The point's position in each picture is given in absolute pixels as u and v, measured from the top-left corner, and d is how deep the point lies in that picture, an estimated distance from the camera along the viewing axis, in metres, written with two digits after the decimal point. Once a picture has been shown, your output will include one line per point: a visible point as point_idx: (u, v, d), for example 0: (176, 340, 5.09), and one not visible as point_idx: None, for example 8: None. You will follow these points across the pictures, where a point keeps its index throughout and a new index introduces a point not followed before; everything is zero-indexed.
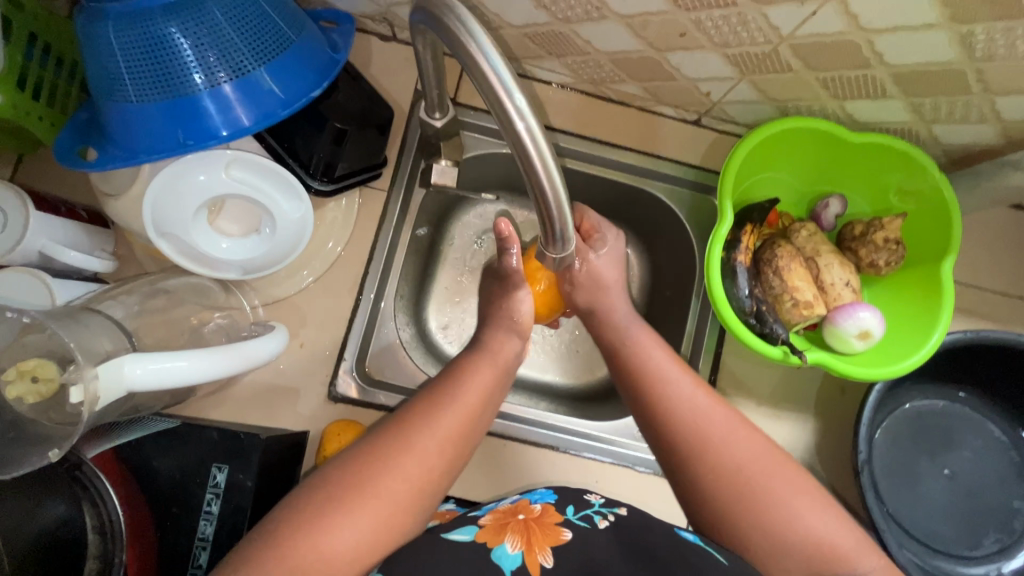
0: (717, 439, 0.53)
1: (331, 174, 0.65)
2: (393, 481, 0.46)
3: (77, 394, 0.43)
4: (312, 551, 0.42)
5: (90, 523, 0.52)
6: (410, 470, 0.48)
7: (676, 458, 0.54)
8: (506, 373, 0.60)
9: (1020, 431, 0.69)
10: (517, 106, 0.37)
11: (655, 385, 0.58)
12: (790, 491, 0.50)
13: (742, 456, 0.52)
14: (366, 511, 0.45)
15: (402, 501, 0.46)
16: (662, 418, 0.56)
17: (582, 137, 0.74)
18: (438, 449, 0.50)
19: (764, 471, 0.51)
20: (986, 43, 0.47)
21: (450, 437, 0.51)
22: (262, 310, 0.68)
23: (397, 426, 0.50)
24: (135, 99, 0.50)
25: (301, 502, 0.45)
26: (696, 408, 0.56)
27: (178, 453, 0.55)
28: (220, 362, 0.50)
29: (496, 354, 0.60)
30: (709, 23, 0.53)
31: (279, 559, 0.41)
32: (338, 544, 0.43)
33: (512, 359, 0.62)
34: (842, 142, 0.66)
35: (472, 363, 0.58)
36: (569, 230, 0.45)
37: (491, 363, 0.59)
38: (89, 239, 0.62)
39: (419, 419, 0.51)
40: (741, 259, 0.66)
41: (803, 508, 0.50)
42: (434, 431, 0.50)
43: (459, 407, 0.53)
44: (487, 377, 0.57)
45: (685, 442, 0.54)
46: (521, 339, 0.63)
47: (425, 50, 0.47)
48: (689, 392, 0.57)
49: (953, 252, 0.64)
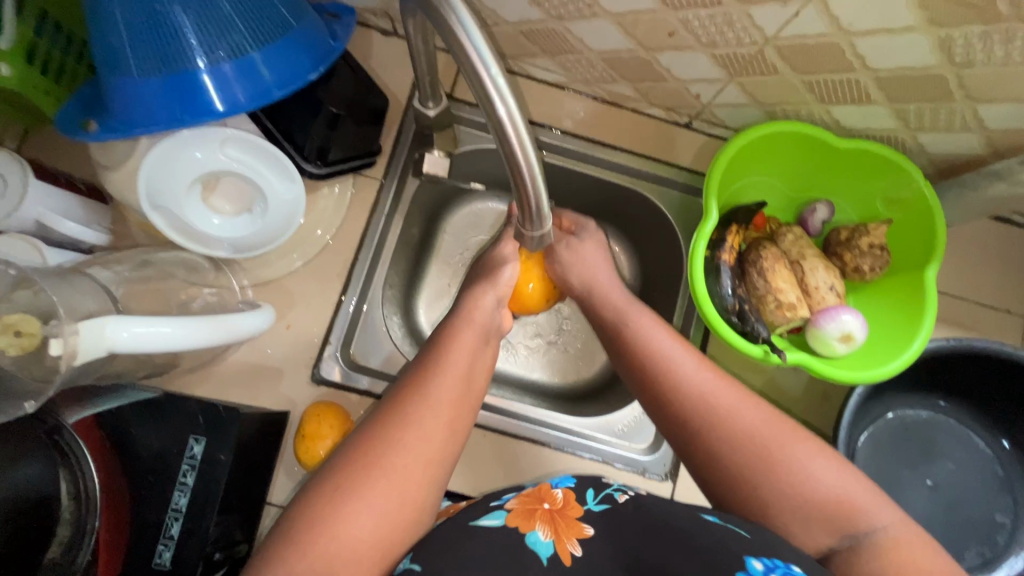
0: (723, 398, 0.52)
1: (325, 158, 0.67)
2: (399, 459, 0.46)
3: (56, 347, 0.44)
4: (331, 542, 0.41)
5: (65, 488, 0.52)
6: (414, 444, 0.47)
7: (684, 423, 0.52)
8: (487, 338, 0.59)
9: (1002, 441, 0.69)
10: (497, 86, 0.37)
11: (651, 352, 0.56)
12: (804, 447, 0.49)
13: (750, 409, 0.51)
14: (378, 495, 0.44)
15: (413, 478, 0.46)
16: (664, 383, 0.54)
17: (575, 136, 0.76)
18: (432, 415, 0.49)
19: (774, 430, 0.50)
20: (965, 47, 0.48)
21: (447, 404, 0.50)
22: (250, 291, 0.69)
23: (388, 405, 0.50)
24: (136, 73, 0.52)
25: (308, 498, 0.44)
26: (697, 370, 0.54)
27: (157, 423, 0.55)
28: (201, 331, 0.51)
29: (475, 320, 0.59)
30: (696, 22, 0.55)
31: (295, 556, 0.40)
32: (355, 532, 0.42)
33: (491, 326, 0.61)
34: (829, 148, 0.67)
35: (456, 333, 0.57)
36: (546, 210, 0.45)
37: (474, 329, 0.58)
38: (86, 212, 0.64)
39: (409, 394, 0.50)
40: (726, 258, 0.66)
41: (814, 452, 0.49)
42: (429, 402, 0.50)
43: (450, 375, 0.52)
44: (471, 344, 0.56)
45: (690, 405, 0.52)
46: (497, 301, 0.62)
47: (416, 34, 0.48)
48: (690, 355, 0.55)
49: (937, 259, 0.65)
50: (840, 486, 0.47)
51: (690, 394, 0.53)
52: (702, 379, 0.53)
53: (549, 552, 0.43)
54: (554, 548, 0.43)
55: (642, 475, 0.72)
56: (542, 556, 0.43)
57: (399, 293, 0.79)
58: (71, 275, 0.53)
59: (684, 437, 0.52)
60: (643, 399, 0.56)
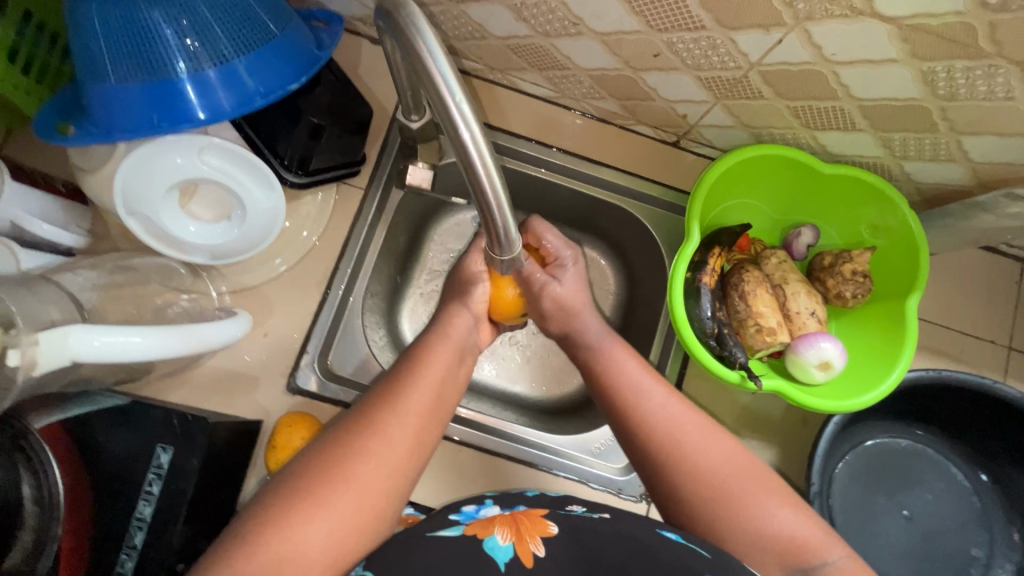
0: (688, 433, 0.53)
1: (305, 167, 0.66)
2: (363, 466, 0.46)
3: (14, 359, 0.43)
4: (285, 544, 0.41)
5: (28, 493, 0.52)
6: (378, 452, 0.47)
7: (648, 458, 0.53)
8: (462, 357, 0.60)
9: (982, 474, 0.68)
10: (463, 113, 0.36)
11: (622, 382, 0.57)
12: (762, 484, 0.50)
13: (712, 447, 0.52)
14: (338, 499, 0.43)
15: (375, 485, 0.46)
16: (634, 414, 0.55)
17: (563, 151, 0.75)
18: (403, 427, 0.50)
19: (736, 466, 0.51)
20: (948, 81, 0.48)
21: (416, 416, 0.51)
22: (229, 297, 0.69)
23: (356, 415, 0.50)
24: (116, 80, 0.51)
25: (266, 500, 0.43)
26: (666, 403, 0.55)
27: (125, 430, 0.55)
28: (170, 341, 0.50)
29: (451, 337, 0.61)
30: (681, 45, 0.54)
31: (246, 556, 0.39)
32: (311, 535, 0.42)
33: (467, 344, 0.62)
34: (815, 173, 0.67)
35: (429, 350, 0.58)
36: (515, 233, 0.45)
37: (448, 347, 0.59)
38: (64, 214, 0.63)
39: (379, 404, 0.51)
40: (706, 280, 0.66)
41: (769, 494, 0.49)
42: (399, 412, 0.50)
43: (422, 388, 0.53)
44: (445, 361, 0.57)
45: (656, 439, 0.53)
46: (474, 320, 0.65)
47: (393, 49, 0.47)
48: (660, 388, 0.57)
49: (920, 288, 0.64)
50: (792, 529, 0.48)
51: (659, 425, 0.53)
52: (670, 412, 0.54)
53: (507, 556, 0.43)
54: (513, 551, 0.43)
55: (617, 495, 0.72)
56: (501, 561, 0.43)
57: (381, 303, 0.78)
58: (39, 282, 0.52)
59: (649, 470, 0.53)
60: (615, 429, 0.57)
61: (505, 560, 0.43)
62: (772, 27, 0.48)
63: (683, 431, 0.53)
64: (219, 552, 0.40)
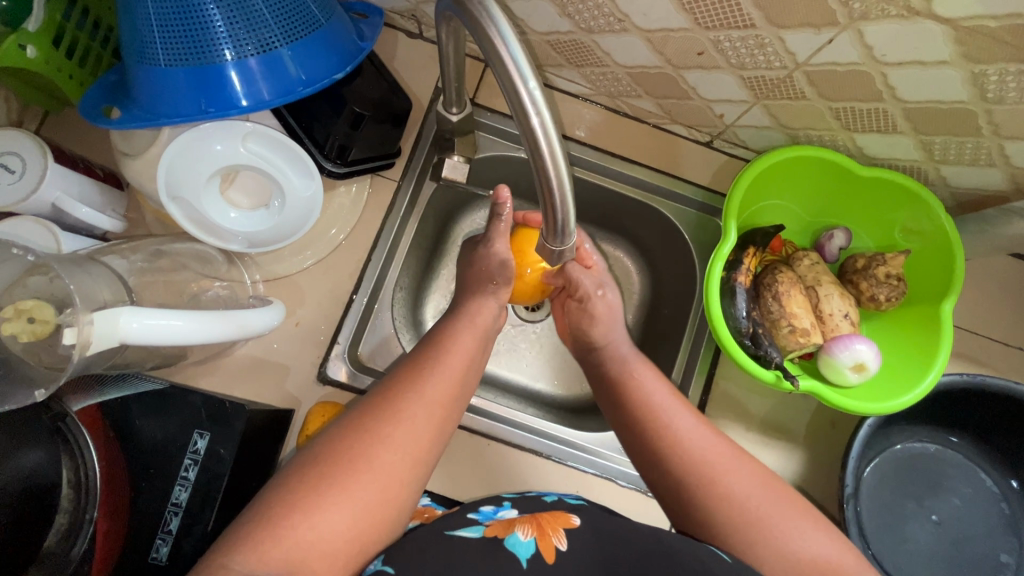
0: (719, 460, 0.52)
1: (345, 157, 0.67)
2: (386, 454, 0.45)
3: (72, 337, 0.44)
4: (307, 530, 0.40)
5: (66, 475, 0.52)
6: (403, 441, 0.47)
7: (678, 483, 0.52)
8: (484, 344, 0.60)
9: (1011, 481, 0.68)
10: (532, 97, 0.37)
11: (652, 405, 0.56)
12: (792, 509, 0.50)
13: (743, 475, 0.51)
14: (362, 487, 0.43)
15: (398, 472, 0.45)
16: (665, 440, 0.54)
17: (596, 149, 0.75)
18: (427, 418, 0.49)
19: (764, 489, 0.50)
20: (998, 84, 0.48)
21: (439, 406, 0.50)
22: (262, 286, 0.69)
23: (380, 398, 0.50)
24: (164, 64, 0.51)
25: (290, 482, 0.43)
26: (698, 430, 0.54)
27: (162, 415, 0.54)
28: (214, 326, 0.50)
29: (477, 325, 0.59)
30: (727, 44, 0.54)
31: (269, 541, 0.39)
32: (333, 522, 0.42)
33: (490, 332, 0.61)
34: (851, 175, 0.67)
35: (453, 335, 0.57)
36: (570, 223, 0.45)
37: (472, 333, 0.59)
38: (103, 198, 0.63)
39: (404, 389, 0.50)
40: (741, 279, 0.66)
41: (799, 520, 0.49)
42: (423, 400, 0.50)
43: (445, 376, 0.52)
44: (469, 348, 0.57)
45: (687, 464, 0.52)
46: (499, 307, 0.63)
47: (448, 38, 0.48)
48: (691, 414, 0.56)
49: (955, 293, 0.64)
50: (819, 554, 0.47)
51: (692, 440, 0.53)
52: (701, 440, 0.53)
53: (528, 552, 0.44)
54: (535, 547, 0.44)
55: (645, 494, 0.71)
56: (522, 558, 0.43)
57: (408, 295, 0.78)
58: (88, 261, 0.53)
59: (678, 495, 0.52)
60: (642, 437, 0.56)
61: (528, 556, 0.44)
62: (823, 27, 0.48)
63: (714, 449, 0.53)
64: (239, 536, 0.40)
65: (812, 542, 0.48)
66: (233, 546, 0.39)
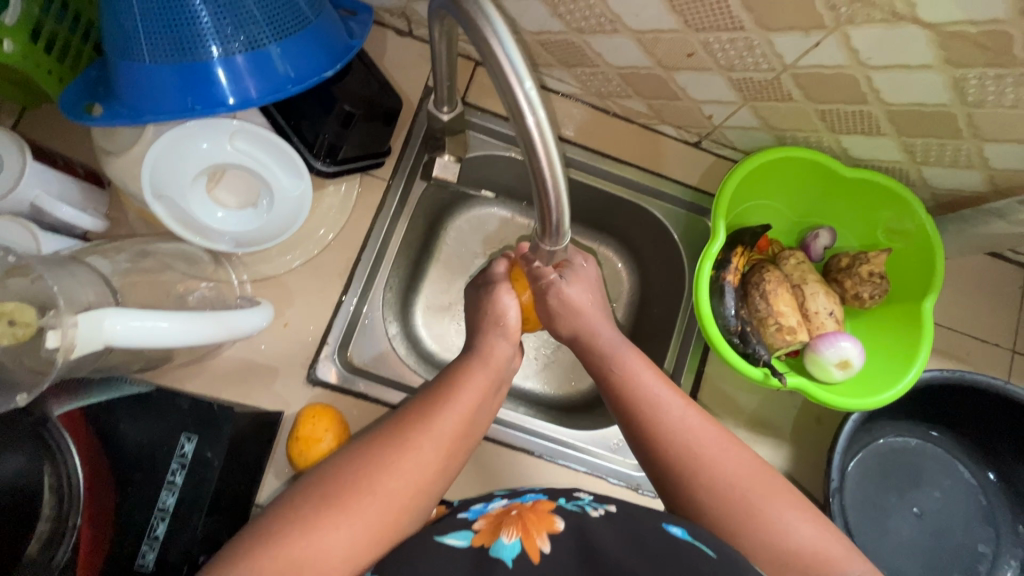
0: (699, 439, 0.52)
1: (335, 156, 0.67)
2: (391, 481, 0.45)
3: (55, 339, 0.42)
4: (304, 550, 0.40)
5: (48, 481, 0.50)
6: (408, 471, 0.46)
7: (666, 464, 0.52)
8: (500, 382, 0.58)
9: (988, 473, 0.70)
10: (528, 96, 0.38)
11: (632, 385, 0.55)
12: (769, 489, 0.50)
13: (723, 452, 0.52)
14: (363, 510, 0.43)
15: (400, 501, 0.45)
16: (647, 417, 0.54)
17: (585, 149, 0.75)
18: (437, 451, 0.48)
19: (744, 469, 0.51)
20: (978, 88, 0.49)
21: (450, 438, 0.49)
22: (250, 286, 0.68)
23: (393, 426, 0.49)
24: (148, 59, 0.50)
25: (296, 501, 0.43)
26: (678, 408, 0.54)
27: (146, 419, 0.53)
28: (201, 328, 0.49)
29: (491, 365, 0.57)
30: (717, 45, 0.55)
31: (265, 555, 0.39)
32: (334, 544, 0.41)
33: (504, 372, 0.58)
34: (835, 176, 0.68)
35: (468, 369, 0.55)
36: (565, 223, 0.45)
37: (487, 372, 0.56)
38: (83, 197, 0.62)
39: (416, 419, 0.49)
40: (730, 279, 0.68)
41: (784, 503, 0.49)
42: (434, 430, 0.49)
43: (460, 409, 0.51)
44: (484, 384, 0.55)
45: (671, 444, 0.52)
46: (512, 349, 0.60)
47: (441, 37, 0.48)
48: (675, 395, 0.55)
49: (935, 292, 0.66)
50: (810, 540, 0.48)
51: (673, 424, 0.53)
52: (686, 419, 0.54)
53: (513, 555, 0.43)
54: (520, 549, 0.43)
55: (635, 491, 0.72)
56: (508, 560, 0.42)
57: (398, 295, 0.78)
58: (72, 262, 0.52)
59: (662, 471, 0.52)
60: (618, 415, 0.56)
61: (513, 557, 0.43)
62: (811, 30, 0.49)
63: (691, 429, 0.53)
64: (236, 551, 0.40)
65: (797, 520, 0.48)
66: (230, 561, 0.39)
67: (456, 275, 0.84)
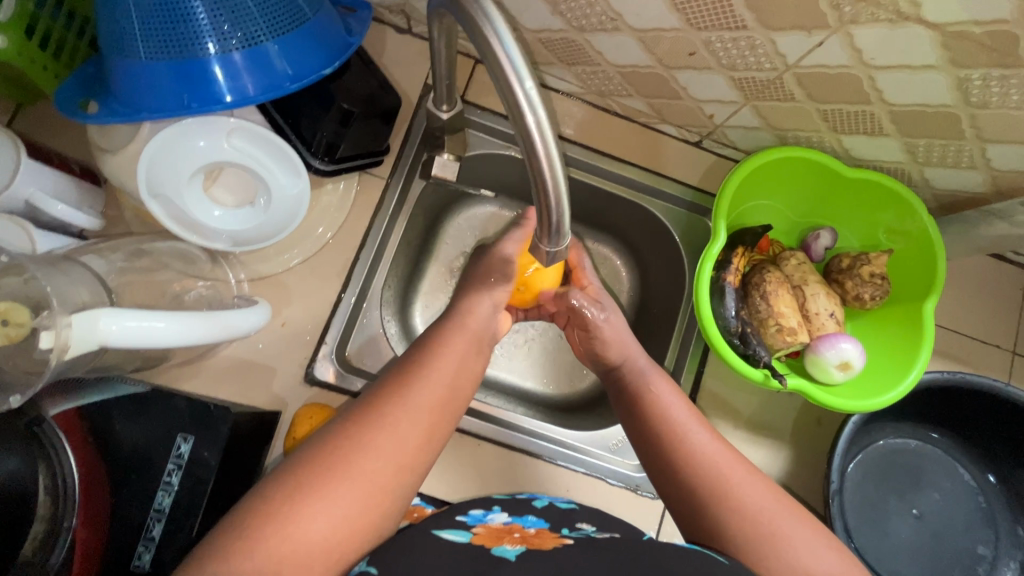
0: (721, 465, 0.53)
1: (332, 155, 0.66)
2: (369, 459, 0.44)
3: (49, 341, 0.42)
4: (284, 541, 0.39)
5: (43, 482, 0.50)
6: (385, 446, 0.45)
7: (688, 491, 0.53)
8: (479, 346, 0.58)
9: (988, 475, 0.70)
10: (528, 95, 0.37)
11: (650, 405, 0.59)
12: (790, 516, 0.50)
13: (745, 477, 0.52)
14: (342, 493, 0.42)
15: (379, 480, 0.44)
16: (670, 443, 0.55)
17: (586, 148, 0.75)
18: (415, 425, 0.48)
19: (765, 497, 0.51)
20: (981, 88, 0.49)
21: (427, 409, 0.49)
22: (247, 285, 0.67)
23: (366, 403, 0.48)
24: (144, 56, 0.49)
25: (271, 487, 0.42)
26: (701, 435, 0.55)
27: (142, 421, 0.53)
28: (198, 329, 0.49)
29: (468, 326, 0.58)
30: (719, 45, 0.54)
31: (242, 550, 0.38)
32: (313, 530, 0.40)
33: (485, 333, 0.60)
34: (837, 176, 0.68)
35: (445, 338, 0.56)
36: (566, 224, 0.45)
37: (465, 335, 0.57)
38: (79, 195, 0.61)
39: (390, 394, 0.49)
40: (730, 280, 0.67)
41: (803, 530, 0.49)
42: (409, 404, 0.48)
43: (435, 380, 0.51)
44: (461, 353, 0.55)
45: (687, 467, 0.53)
46: (493, 309, 0.62)
47: (440, 35, 0.47)
48: (700, 425, 0.57)
49: (936, 293, 0.66)
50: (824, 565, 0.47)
51: (696, 451, 0.54)
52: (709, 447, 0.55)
53: (517, 552, 0.44)
54: (523, 549, 0.44)
55: (634, 492, 0.72)
56: (512, 556, 0.43)
57: (397, 294, 0.78)
58: (67, 262, 0.51)
59: (683, 499, 0.53)
60: (643, 446, 0.58)
61: (517, 554, 0.44)
62: (814, 30, 0.49)
63: (714, 458, 0.53)
64: (213, 547, 0.39)
65: (816, 545, 0.48)
66: (206, 557, 0.38)
67: (456, 275, 0.84)
